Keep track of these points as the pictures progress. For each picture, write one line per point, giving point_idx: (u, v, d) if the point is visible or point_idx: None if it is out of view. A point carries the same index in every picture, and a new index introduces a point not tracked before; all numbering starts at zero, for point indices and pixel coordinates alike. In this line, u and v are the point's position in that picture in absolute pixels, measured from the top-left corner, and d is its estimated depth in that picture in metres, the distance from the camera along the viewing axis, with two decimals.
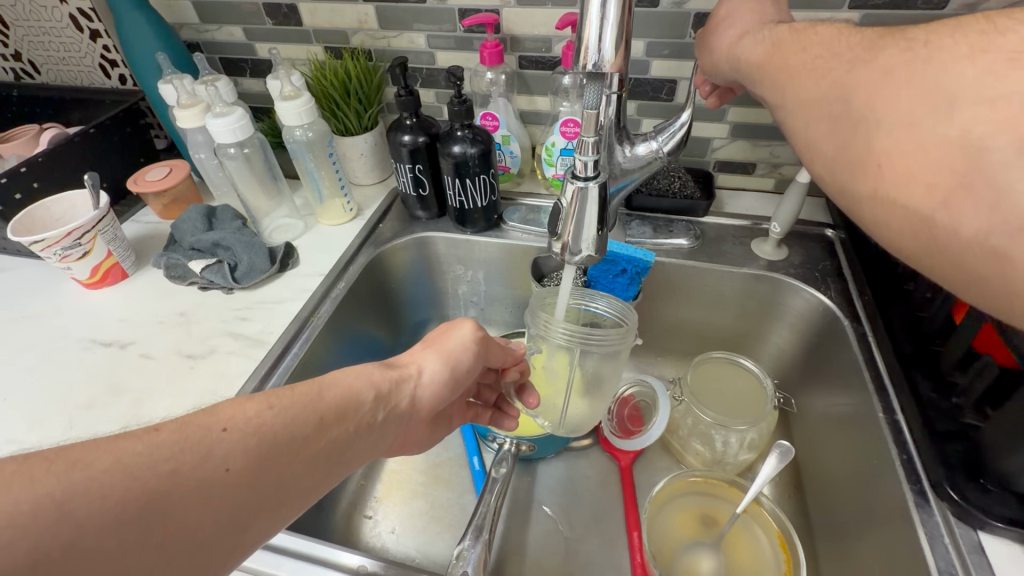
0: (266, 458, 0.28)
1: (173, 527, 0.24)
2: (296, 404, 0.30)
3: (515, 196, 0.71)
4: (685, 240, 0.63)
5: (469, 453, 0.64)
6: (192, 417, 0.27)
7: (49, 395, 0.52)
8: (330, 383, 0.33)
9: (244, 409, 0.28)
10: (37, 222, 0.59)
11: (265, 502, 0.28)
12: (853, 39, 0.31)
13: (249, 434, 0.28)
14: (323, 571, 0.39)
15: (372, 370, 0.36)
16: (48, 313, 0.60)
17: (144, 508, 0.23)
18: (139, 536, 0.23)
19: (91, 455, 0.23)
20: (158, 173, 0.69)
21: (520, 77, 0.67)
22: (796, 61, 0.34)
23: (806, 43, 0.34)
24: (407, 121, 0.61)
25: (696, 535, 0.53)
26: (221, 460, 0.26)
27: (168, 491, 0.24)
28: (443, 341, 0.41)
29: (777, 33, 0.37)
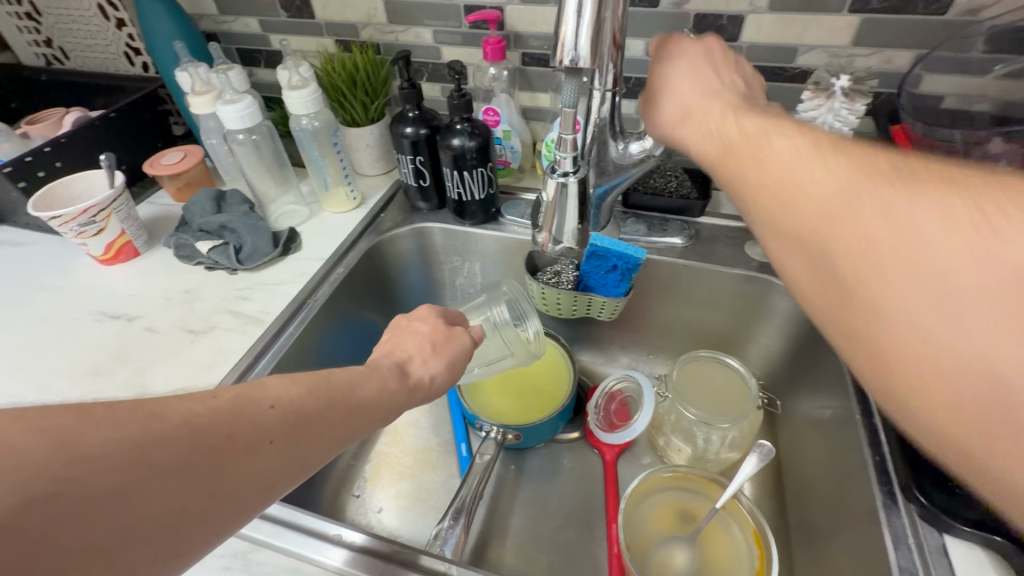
0: (301, 435, 0.29)
1: (220, 487, 0.25)
2: (333, 394, 0.31)
3: (514, 190, 0.72)
4: (679, 240, 0.63)
5: (458, 438, 0.65)
6: (242, 390, 0.28)
7: (58, 363, 0.55)
8: (364, 384, 0.33)
9: (288, 389, 0.29)
10: (56, 199, 0.62)
11: (290, 466, 0.28)
12: (812, 150, 0.28)
13: (292, 413, 0.29)
14: (298, 537, 0.41)
15: (389, 378, 0.36)
16: (62, 287, 0.63)
17: (202, 462, 0.24)
18: (194, 487, 0.24)
19: (164, 409, 0.24)
20: (173, 157, 0.72)
21: (522, 74, 0.68)
22: (753, 175, 0.31)
23: (756, 147, 0.31)
24: (409, 113, 0.63)
25: (673, 529, 0.54)
26: (266, 433, 0.27)
27: (219, 456, 0.25)
28: (450, 346, 0.41)
29: (730, 125, 0.34)
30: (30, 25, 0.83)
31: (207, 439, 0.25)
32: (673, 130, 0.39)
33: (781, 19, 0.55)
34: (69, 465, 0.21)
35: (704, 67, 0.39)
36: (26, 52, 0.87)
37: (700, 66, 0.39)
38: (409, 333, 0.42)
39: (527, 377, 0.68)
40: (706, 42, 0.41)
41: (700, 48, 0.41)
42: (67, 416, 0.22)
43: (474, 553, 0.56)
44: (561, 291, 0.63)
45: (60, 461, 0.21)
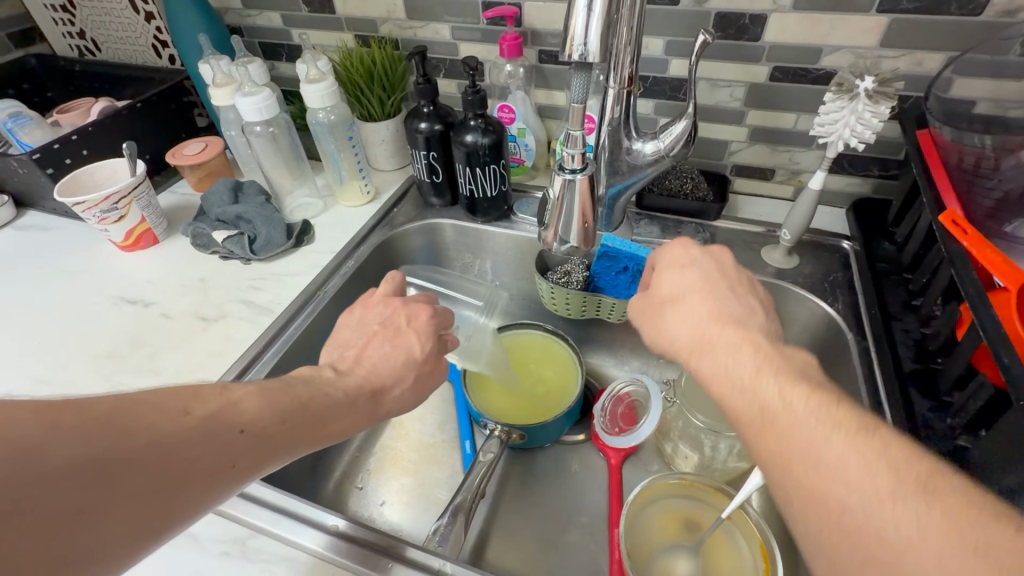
0: (262, 459, 0.31)
1: (184, 508, 0.27)
2: (299, 418, 0.34)
3: (528, 188, 0.72)
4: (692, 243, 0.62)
5: (463, 435, 0.65)
6: (217, 410, 0.30)
7: (76, 347, 0.56)
8: (334, 415, 0.36)
9: (258, 412, 0.32)
10: (80, 185, 0.64)
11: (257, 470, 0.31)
12: (868, 456, 0.27)
13: (259, 439, 0.31)
14: (297, 526, 0.42)
15: (359, 417, 0.38)
16: (84, 271, 0.65)
17: (169, 483, 0.27)
18: (159, 506, 0.26)
19: (135, 425, 0.26)
20: (194, 147, 0.74)
21: (539, 71, 0.68)
22: (798, 463, 0.29)
23: (795, 433, 0.30)
24: (424, 109, 0.63)
25: (677, 538, 0.53)
26: (231, 459, 0.29)
27: (187, 478, 0.27)
28: (427, 374, 0.44)
29: (760, 380, 0.33)
30: (65, 17, 0.86)
31: (181, 445, 0.27)
32: (684, 355, 0.39)
33: (805, 19, 0.54)
34: (38, 467, 0.23)
35: (717, 290, 0.40)
36: (61, 44, 0.90)
37: (710, 284, 0.40)
38: (404, 345, 0.43)
39: (538, 381, 0.67)
40: (704, 254, 0.43)
41: (708, 264, 0.42)
42: (38, 425, 0.23)
43: (474, 551, 0.56)
44: (571, 291, 0.62)
45: (30, 472, 0.22)
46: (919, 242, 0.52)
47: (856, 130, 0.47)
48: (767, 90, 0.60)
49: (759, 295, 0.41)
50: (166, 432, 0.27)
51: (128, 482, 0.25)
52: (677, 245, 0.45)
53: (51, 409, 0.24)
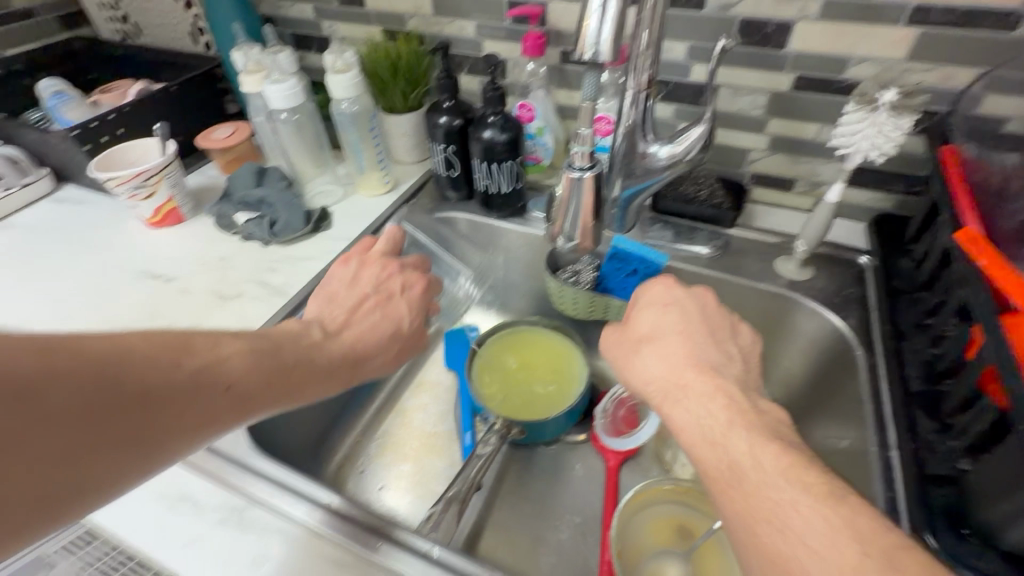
0: (244, 413, 0.34)
1: (165, 456, 0.30)
2: (280, 378, 0.37)
3: (543, 187, 0.72)
4: (704, 250, 0.62)
5: (464, 427, 0.66)
6: (205, 368, 0.32)
7: (99, 316, 0.59)
8: (316, 378, 0.40)
9: (242, 372, 0.34)
10: (114, 162, 0.67)
11: (242, 421, 0.34)
12: (834, 526, 0.28)
13: (242, 397, 0.34)
14: (293, 500, 0.43)
15: (339, 381, 0.42)
16: (112, 245, 0.68)
17: (153, 432, 0.29)
18: (143, 452, 0.29)
19: (124, 375, 0.28)
20: (224, 131, 0.77)
21: (561, 71, 0.68)
22: (763, 529, 0.30)
23: (763, 497, 0.31)
24: (445, 104, 0.65)
25: (669, 544, 0.53)
26: (214, 413, 0.32)
27: (169, 429, 0.30)
28: (407, 344, 0.49)
29: (732, 436, 0.34)
30: (111, 2, 0.90)
31: (172, 392, 0.30)
32: (657, 401, 0.39)
33: (832, 29, 0.53)
34: (35, 403, 0.25)
35: (696, 335, 0.41)
36: (106, 27, 0.94)
37: (690, 327, 0.42)
38: (393, 312, 0.49)
39: (544, 361, 0.69)
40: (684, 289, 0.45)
41: (691, 303, 0.44)
42: (36, 364, 0.25)
43: (467, 541, 0.57)
44: (580, 291, 0.62)
45: (20, 411, 0.24)
46: (937, 259, 0.50)
47: (876, 143, 0.47)
48: (789, 98, 0.59)
49: (737, 345, 0.42)
50: (158, 381, 0.30)
51: (122, 421, 0.28)
52: (661, 281, 0.46)
53: (49, 352, 0.26)
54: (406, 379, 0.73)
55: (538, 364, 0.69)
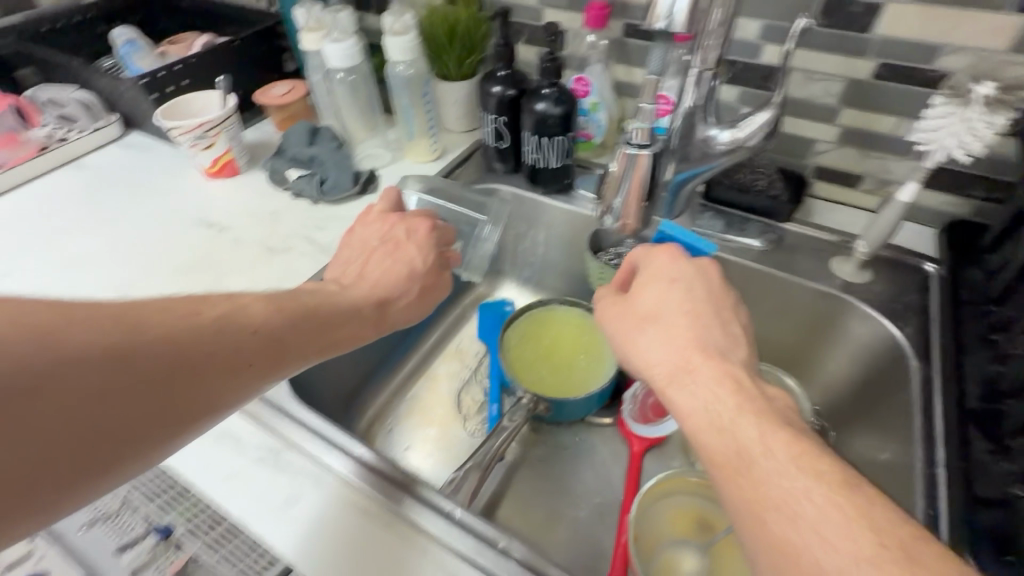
0: (276, 354, 0.36)
1: (205, 394, 0.32)
2: (305, 323, 0.39)
3: (592, 165, 0.70)
4: (755, 242, 0.59)
5: (491, 399, 0.66)
6: (227, 313, 0.34)
7: (158, 259, 0.62)
8: (340, 321, 0.42)
9: (267, 316, 0.36)
10: (178, 111, 0.70)
11: (271, 372, 0.36)
12: (849, 517, 0.27)
13: (269, 337, 0.36)
14: (322, 449, 0.45)
15: (367, 322, 0.44)
16: (172, 192, 0.71)
17: (187, 371, 0.31)
18: (180, 389, 0.31)
19: (144, 322, 0.30)
20: (281, 88, 0.78)
21: (622, 45, 0.65)
22: (771, 517, 0.29)
23: (773, 486, 0.30)
24: (500, 73, 0.64)
25: (687, 535, 0.53)
26: (245, 353, 0.34)
27: (202, 369, 0.32)
28: (431, 286, 0.50)
29: (741, 423, 0.33)
30: None
31: (197, 337, 0.32)
32: (660, 385, 0.38)
33: (924, 14, 0.49)
34: (61, 348, 0.27)
35: (702, 315, 0.40)
36: None
37: (693, 307, 0.40)
38: (403, 257, 0.49)
39: (566, 343, 0.69)
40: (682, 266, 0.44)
41: (699, 281, 0.42)
42: (53, 315, 0.28)
43: (486, 507, 0.58)
44: None
45: (49, 352, 0.26)
46: (1013, 273, 0.47)
47: (963, 141, 0.43)
48: (867, 87, 0.55)
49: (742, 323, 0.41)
50: (182, 326, 0.32)
51: (147, 374, 0.30)
52: (666, 254, 0.45)
53: (64, 309, 0.28)
54: (439, 347, 0.75)
55: (561, 345, 0.68)
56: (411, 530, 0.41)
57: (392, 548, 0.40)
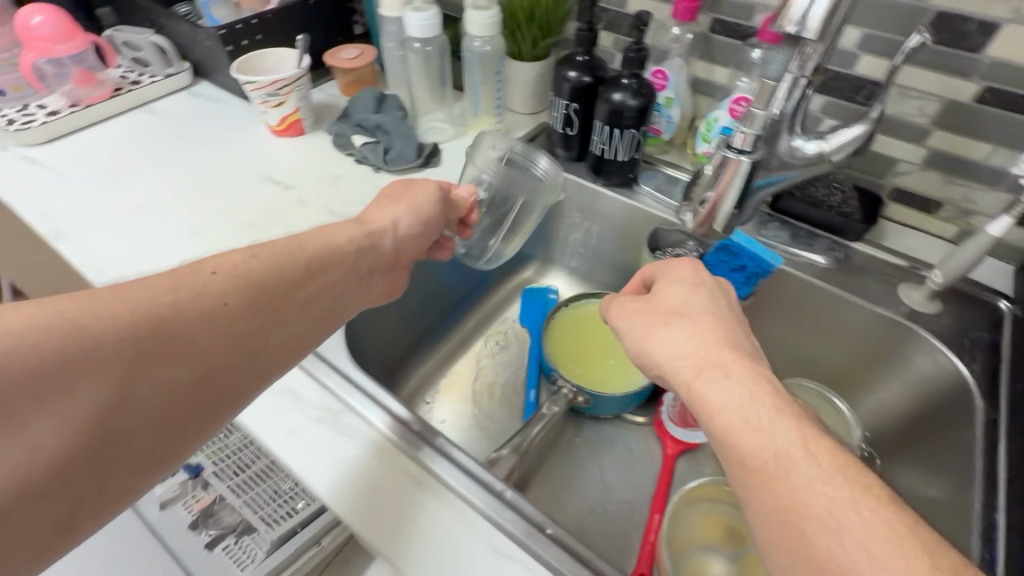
0: (252, 293, 0.38)
1: (184, 345, 0.34)
2: (274, 255, 0.41)
3: (656, 162, 0.69)
4: (821, 259, 0.58)
5: (529, 384, 0.67)
6: (187, 272, 0.37)
7: (225, 210, 0.63)
8: (309, 242, 0.44)
9: (232, 261, 0.38)
10: (252, 66, 0.70)
11: (251, 316, 0.38)
12: (895, 535, 0.26)
13: (236, 275, 0.38)
14: (366, 405, 0.47)
15: (352, 233, 0.47)
16: (239, 145, 0.72)
17: (159, 330, 0.33)
18: (155, 345, 0.33)
19: (98, 295, 0.33)
20: (350, 52, 0.78)
21: (707, 41, 0.63)
22: (811, 527, 0.28)
23: (813, 494, 0.28)
24: (578, 58, 0.63)
25: (717, 542, 0.53)
26: (220, 298, 0.36)
27: (173, 323, 0.34)
28: (409, 197, 0.53)
29: (780, 425, 0.31)
30: None
31: (157, 301, 0.34)
32: (686, 378, 0.36)
33: None
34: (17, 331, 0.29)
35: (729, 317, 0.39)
36: None
37: (719, 310, 0.40)
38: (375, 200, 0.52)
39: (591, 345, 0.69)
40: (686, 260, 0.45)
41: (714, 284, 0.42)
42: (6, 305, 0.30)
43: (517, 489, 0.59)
44: None
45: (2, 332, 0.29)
46: None
47: None
48: (965, 110, 0.52)
49: None
50: (143, 294, 0.34)
51: (116, 342, 0.32)
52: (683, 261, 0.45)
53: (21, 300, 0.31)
54: (481, 327, 0.75)
55: (596, 342, 0.69)
56: (434, 480, 0.43)
57: (416, 499, 0.42)
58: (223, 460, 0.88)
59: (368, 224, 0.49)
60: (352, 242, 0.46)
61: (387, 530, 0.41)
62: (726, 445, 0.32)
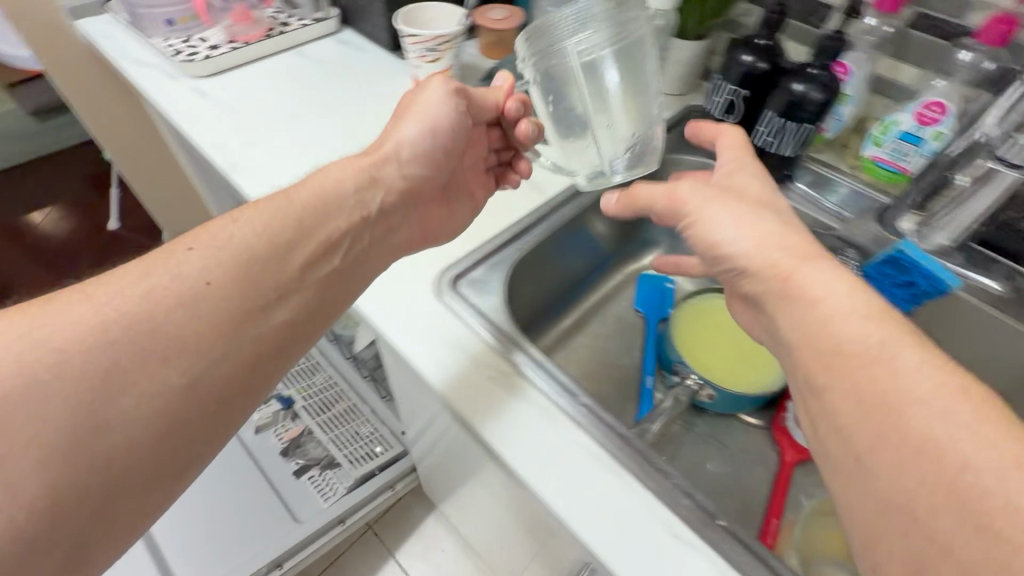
0: (233, 270, 0.40)
1: (166, 333, 0.37)
2: (253, 219, 0.43)
3: (807, 158, 0.66)
4: (998, 285, 0.54)
5: (646, 369, 0.67)
6: (155, 264, 0.39)
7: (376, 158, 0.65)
8: (293, 197, 0.46)
9: (202, 237, 0.41)
10: (413, 18, 0.71)
11: (228, 295, 0.40)
12: (989, 416, 0.27)
13: (206, 254, 0.40)
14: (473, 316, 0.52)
15: (355, 163, 0.51)
16: (386, 96, 0.73)
17: (133, 327, 0.36)
18: (137, 340, 0.36)
19: (58, 314, 0.35)
20: (498, 13, 0.76)
21: (903, 37, 0.61)
22: (896, 404, 0.29)
23: (908, 378, 0.29)
24: (756, 41, 0.59)
25: (843, 555, 0.52)
26: (203, 277, 0.39)
27: (151, 317, 0.37)
28: (425, 113, 0.54)
29: (870, 314, 0.32)
30: None
31: (126, 309, 0.36)
32: (783, 272, 0.36)
33: None
34: None
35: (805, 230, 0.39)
36: None
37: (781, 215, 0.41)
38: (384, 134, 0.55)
39: (726, 348, 0.67)
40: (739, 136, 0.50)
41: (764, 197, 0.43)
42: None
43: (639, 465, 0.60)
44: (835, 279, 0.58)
45: None
46: None
47: None
48: None
49: None
50: (108, 306, 0.36)
51: (91, 352, 0.35)
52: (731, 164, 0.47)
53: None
54: (596, 309, 0.75)
55: (721, 339, 0.68)
56: (526, 383, 0.47)
57: (513, 402, 0.46)
58: (311, 397, 1.06)
59: (376, 152, 0.52)
60: (349, 179, 0.49)
61: (482, 410, 0.46)
62: (807, 333, 0.33)
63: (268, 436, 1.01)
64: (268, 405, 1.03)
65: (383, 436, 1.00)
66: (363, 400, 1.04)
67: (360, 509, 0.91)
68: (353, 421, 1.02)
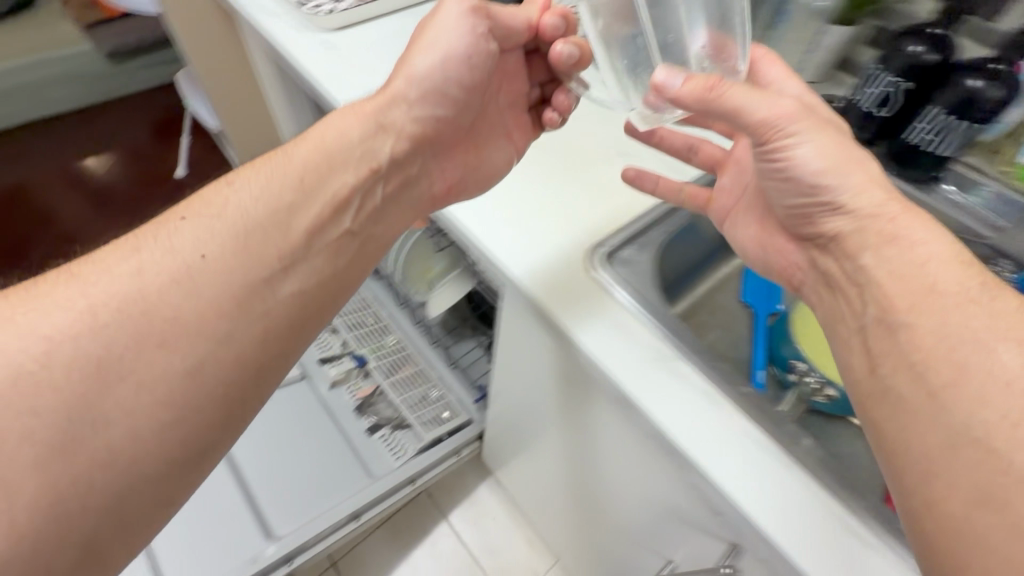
0: (197, 330, 0.61)
1: (131, 372, 0.58)
2: (202, 269, 0.63)
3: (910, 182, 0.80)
4: None
5: (758, 366, 0.83)
6: (122, 308, 0.59)
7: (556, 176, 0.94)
8: (220, 265, 0.64)
9: (179, 259, 0.63)
10: None
11: (188, 344, 0.60)
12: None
13: (163, 296, 0.61)
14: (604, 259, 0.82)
15: (353, 120, 0.77)
16: None
17: (99, 366, 0.56)
18: (99, 379, 0.56)
19: (65, 357, 0.56)
20: None
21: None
22: (977, 373, 0.48)
23: (1008, 371, 0.47)
24: None
25: None
26: (201, 361, 0.61)
27: (109, 356, 0.57)
28: (448, 51, 0.78)
29: (984, 326, 0.50)
30: None
31: (104, 361, 0.57)
32: (922, 286, 0.55)
33: None
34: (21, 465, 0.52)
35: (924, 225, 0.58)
36: None
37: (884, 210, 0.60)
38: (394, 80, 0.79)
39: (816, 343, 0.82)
40: (793, 77, 0.79)
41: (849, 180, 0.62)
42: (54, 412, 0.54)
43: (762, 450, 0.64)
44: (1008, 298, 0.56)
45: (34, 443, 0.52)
46: None
47: None
48: None
49: None
50: (109, 363, 0.57)
51: (122, 437, 0.56)
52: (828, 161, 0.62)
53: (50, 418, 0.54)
54: None
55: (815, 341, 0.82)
56: (615, 303, 0.78)
57: (598, 310, 0.77)
58: (382, 358, 1.30)
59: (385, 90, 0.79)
60: (355, 128, 0.77)
61: (570, 306, 0.77)
62: (925, 324, 0.53)
63: (341, 393, 1.27)
64: (345, 363, 1.29)
65: (451, 408, 1.26)
66: (433, 365, 1.30)
67: (426, 469, 1.14)
68: (423, 386, 1.28)
